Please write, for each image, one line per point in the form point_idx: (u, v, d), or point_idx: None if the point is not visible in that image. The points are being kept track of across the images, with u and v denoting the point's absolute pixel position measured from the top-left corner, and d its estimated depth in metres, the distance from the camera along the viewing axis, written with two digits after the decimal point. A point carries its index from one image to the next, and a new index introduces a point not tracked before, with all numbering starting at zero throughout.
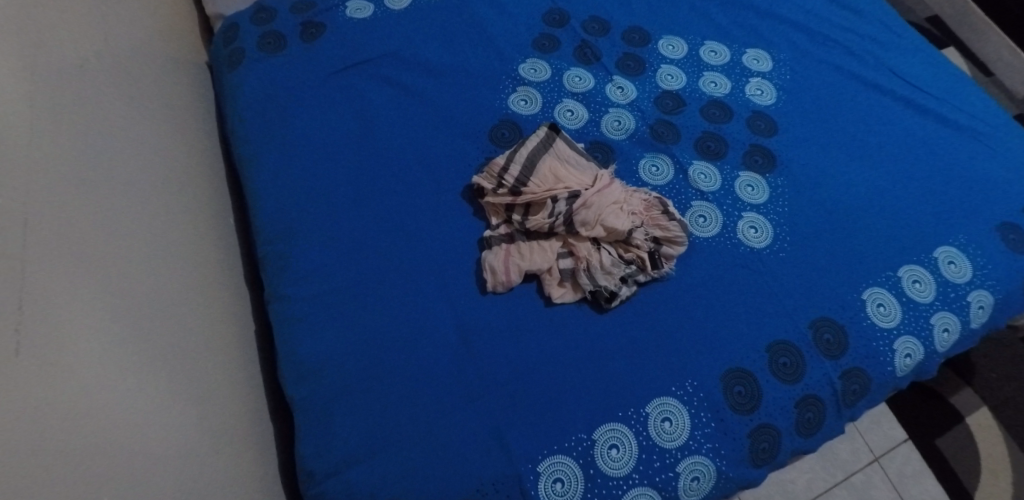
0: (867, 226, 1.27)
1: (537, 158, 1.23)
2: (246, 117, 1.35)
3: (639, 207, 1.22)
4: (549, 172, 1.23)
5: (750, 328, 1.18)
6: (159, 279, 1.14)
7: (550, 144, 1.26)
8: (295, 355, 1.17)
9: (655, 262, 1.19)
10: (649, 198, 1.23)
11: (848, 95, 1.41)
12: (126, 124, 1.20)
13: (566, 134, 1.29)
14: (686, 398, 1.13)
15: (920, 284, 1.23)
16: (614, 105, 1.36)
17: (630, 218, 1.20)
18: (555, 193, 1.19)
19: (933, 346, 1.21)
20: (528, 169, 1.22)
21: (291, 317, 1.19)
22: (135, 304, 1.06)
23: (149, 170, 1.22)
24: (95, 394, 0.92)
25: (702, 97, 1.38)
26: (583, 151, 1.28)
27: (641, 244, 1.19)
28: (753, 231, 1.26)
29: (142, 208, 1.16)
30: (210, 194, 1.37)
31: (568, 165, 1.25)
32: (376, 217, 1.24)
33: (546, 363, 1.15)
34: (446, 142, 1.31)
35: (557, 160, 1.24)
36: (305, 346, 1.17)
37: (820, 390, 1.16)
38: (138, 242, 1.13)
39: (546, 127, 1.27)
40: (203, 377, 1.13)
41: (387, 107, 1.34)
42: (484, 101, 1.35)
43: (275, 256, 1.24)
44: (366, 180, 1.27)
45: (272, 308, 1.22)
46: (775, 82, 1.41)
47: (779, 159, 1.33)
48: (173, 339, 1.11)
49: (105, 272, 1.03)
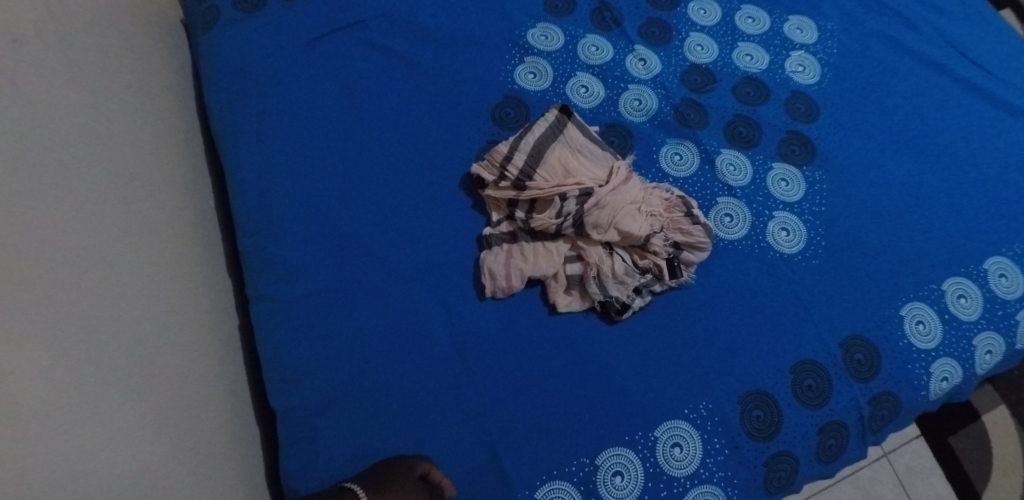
0: (911, 232, 1.14)
1: (545, 148, 1.10)
2: (221, 82, 1.19)
3: (659, 207, 1.08)
4: (558, 163, 1.09)
5: (774, 345, 1.08)
6: (126, 276, 1.03)
7: (560, 130, 1.11)
8: (276, 360, 1.06)
9: (675, 271, 1.07)
10: (670, 196, 1.09)
11: (902, 74, 1.25)
12: (81, 99, 1.06)
13: (578, 116, 1.14)
14: (699, 422, 1.04)
15: (966, 300, 1.11)
16: (634, 80, 1.20)
17: (649, 221, 1.06)
18: (565, 190, 1.06)
19: (974, 369, 1.10)
20: (535, 160, 1.09)
21: (272, 318, 1.08)
22: (100, 310, 0.96)
23: (111, 150, 1.09)
24: (57, 424, 0.82)
25: (736, 73, 1.22)
26: (598, 138, 1.13)
27: (660, 250, 1.07)
28: (784, 233, 1.13)
29: (103, 196, 1.04)
30: (183, 169, 1.24)
31: (580, 155, 1.11)
32: (364, 208, 1.12)
33: (547, 379, 1.05)
34: (443, 123, 1.17)
35: (567, 148, 1.11)
36: (286, 350, 1.06)
37: (846, 416, 1.06)
38: (100, 235, 1.01)
39: (557, 108, 1.13)
40: (179, 384, 1.04)
41: (378, 81, 1.19)
42: (487, 74, 1.19)
43: (252, 247, 1.11)
44: (353, 164, 1.14)
45: (253, 308, 1.10)
46: (819, 57, 1.25)
47: (819, 149, 1.18)
48: (144, 344, 1.01)
49: (63, 277, 0.92)
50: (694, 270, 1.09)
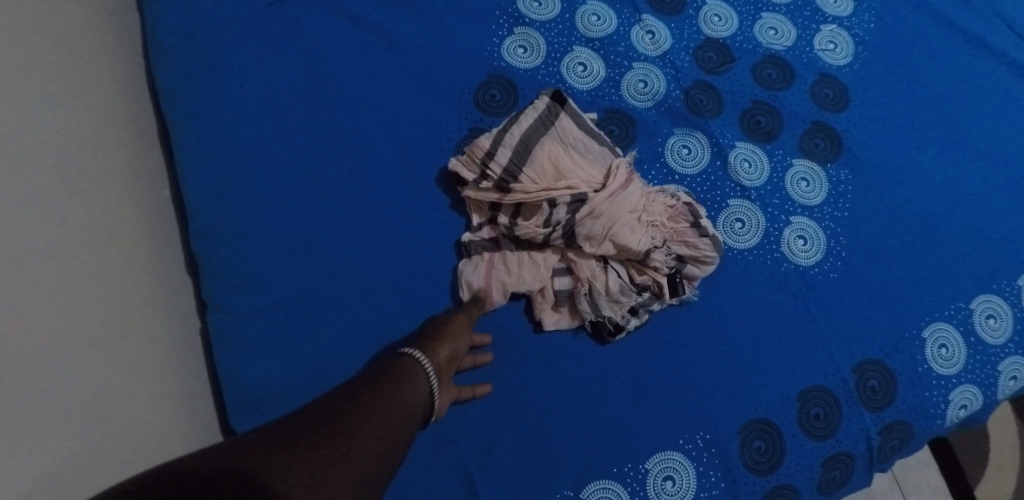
0: (942, 243, 1.03)
1: (533, 142, 0.97)
2: (173, 44, 1.02)
3: (662, 215, 0.96)
4: (547, 161, 0.96)
5: (781, 369, 0.98)
6: (113, 261, 0.87)
7: (552, 121, 0.98)
8: (238, 380, 0.91)
9: (676, 288, 0.96)
10: (675, 203, 0.97)
11: (944, 55, 1.10)
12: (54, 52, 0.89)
13: (573, 104, 1.00)
14: (694, 454, 0.95)
15: (995, 320, 1.01)
16: (640, 58, 1.05)
17: (650, 233, 0.95)
18: (555, 195, 0.94)
19: (996, 396, 1.01)
20: (521, 157, 0.96)
21: (228, 333, 0.93)
22: (98, 307, 0.81)
23: (81, 111, 0.91)
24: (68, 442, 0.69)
25: (757, 50, 1.07)
26: (594, 129, 0.99)
27: (660, 264, 0.96)
28: (801, 242, 1.01)
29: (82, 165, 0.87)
30: (144, 134, 1.06)
31: (573, 152, 0.98)
32: (330, 205, 0.98)
33: (529, 404, 0.95)
34: (420, 106, 1.02)
35: (559, 143, 0.97)
36: (246, 370, 0.92)
37: (854, 448, 0.97)
38: (84, 218, 0.85)
39: (548, 95, 0.99)
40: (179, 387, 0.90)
41: (347, 54, 1.03)
42: (472, 49, 1.04)
43: (207, 249, 0.95)
44: (319, 153, 0.99)
45: (211, 320, 0.94)
46: (853, 32, 1.10)
47: (845, 143, 1.05)
48: (140, 342, 0.87)
49: (53, 269, 0.77)
50: (697, 285, 0.98)
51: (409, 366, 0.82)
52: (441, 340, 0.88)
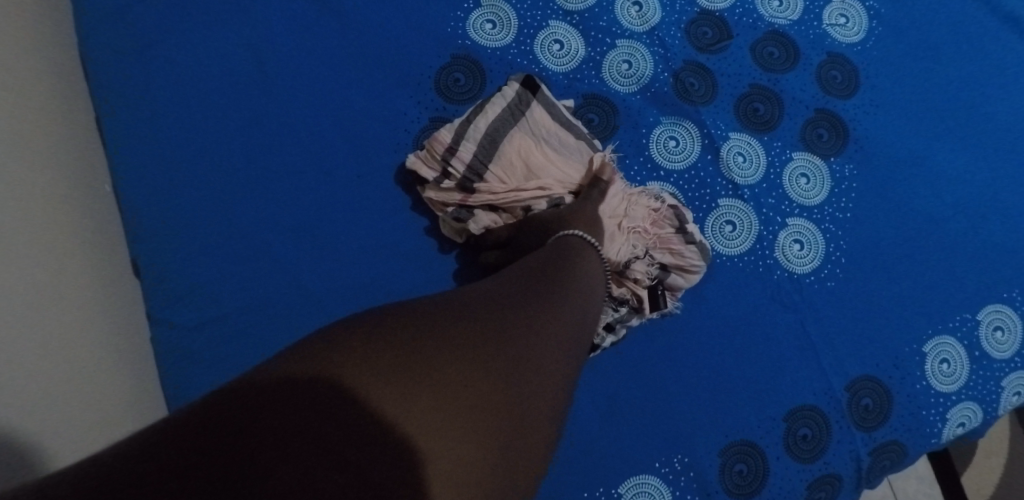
0: (952, 246, 0.93)
1: (501, 136, 0.86)
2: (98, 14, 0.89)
3: (645, 221, 0.87)
4: (517, 156, 0.87)
5: (766, 385, 0.90)
6: (66, 253, 0.77)
7: (522, 111, 0.87)
8: (183, 400, 0.82)
9: (657, 303, 0.87)
10: (660, 206, 0.88)
11: (966, 31, 0.97)
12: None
13: (546, 89, 0.89)
14: (670, 477, 0.88)
15: (1002, 333, 0.93)
16: (624, 34, 0.93)
17: (631, 241, 0.86)
18: (529, 201, 0.86)
19: (998, 412, 0.93)
20: (487, 152, 0.86)
21: (169, 348, 0.83)
22: (55, 303, 0.72)
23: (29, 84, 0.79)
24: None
25: (757, 24, 0.95)
26: (571, 118, 0.89)
27: (641, 275, 0.87)
28: (797, 247, 0.91)
29: (21, 147, 0.75)
30: None
31: (546, 145, 0.88)
32: (274, 203, 0.87)
33: None
34: (374, 90, 0.90)
35: (531, 137, 0.87)
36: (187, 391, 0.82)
37: (844, 471, 0.90)
38: (33, 205, 0.74)
39: (519, 81, 0.87)
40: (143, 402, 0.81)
41: (293, 28, 0.91)
42: (434, 26, 0.91)
43: (143, 256, 0.85)
44: (262, 144, 0.88)
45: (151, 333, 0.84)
46: (867, 3, 0.97)
47: (852, 133, 0.94)
48: (98, 341, 0.77)
49: (11, 267, 0.67)
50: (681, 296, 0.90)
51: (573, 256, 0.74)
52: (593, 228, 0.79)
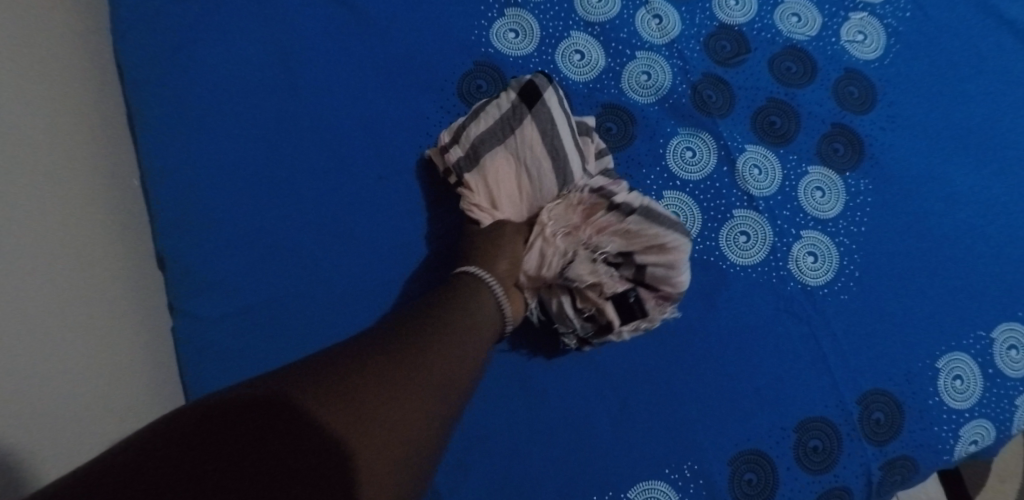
0: (966, 263, 0.93)
1: (485, 149, 0.87)
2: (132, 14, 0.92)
3: (574, 216, 0.85)
4: (494, 173, 0.87)
5: (778, 395, 0.90)
6: (88, 249, 0.80)
7: (513, 126, 0.87)
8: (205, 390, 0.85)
9: (631, 309, 0.86)
10: (583, 196, 0.86)
11: (983, 50, 0.99)
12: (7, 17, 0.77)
13: (556, 110, 0.87)
14: (680, 484, 0.88)
15: (1016, 352, 0.93)
16: (644, 46, 0.95)
17: (570, 243, 0.85)
18: (476, 216, 0.87)
19: (1011, 431, 0.93)
20: (469, 160, 0.87)
21: (190, 341, 0.86)
22: (70, 297, 0.76)
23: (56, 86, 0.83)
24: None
25: (776, 39, 0.97)
26: (560, 141, 0.87)
27: (606, 279, 0.86)
28: (811, 259, 0.92)
29: (56, 147, 0.79)
30: None
31: (525, 168, 0.88)
32: (298, 202, 0.89)
33: (505, 426, 0.88)
34: (399, 95, 0.93)
35: (513, 157, 0.88)
36: (209, 383, 0.85)
37: (854, 484, 0.90)
38: (60, 200, 0.78)
39: (518, 94, 0.88)
40: (158, 391, 0.83)
41: (319, 32, 0.93)
42: (458, 33, 0.94)
43: (166, 250, 0.88)
44: (286, 144, 0.90)
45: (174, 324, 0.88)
46: (886, 21, 0.98)
47: (868, 149, 0.95)
48: (114, 336, 0.81)
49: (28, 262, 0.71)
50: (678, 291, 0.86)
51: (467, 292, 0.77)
52: (494, 253, 0.82)
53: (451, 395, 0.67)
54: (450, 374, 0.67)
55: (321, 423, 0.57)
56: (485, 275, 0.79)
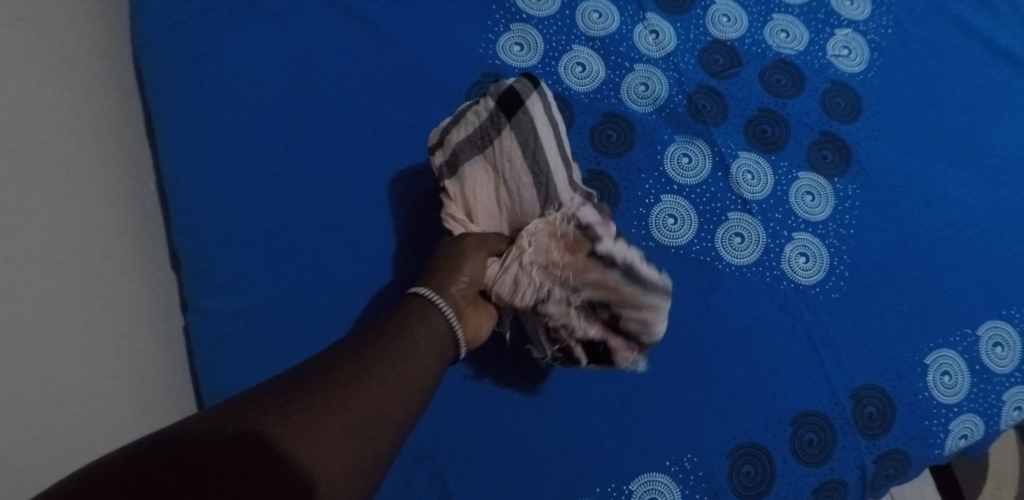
0: (951, 263, 0.98)
1: (461, 158, 0.84)
2: (157, 29, 0.97)
3: (554, 250, 0.80)
4: (469, 186, 0.84)
5: (773, 390, 0.94)
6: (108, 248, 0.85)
7: (489, 137, 0.82)
8: (221, 382, 0.88)
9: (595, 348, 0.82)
10: (568, 230, 0.80)
11: (962, 64, 1.05)
12: (32, 28, 0.83)
13: (540, 120, 0.82)
14: (680, 476, 0.91)
15: (1002, 348, 0.97)
16: (642, 59, 1.01)
17: (544, 277, 0.80)
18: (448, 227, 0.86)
19: (999, 426, 0.96)
20: (448, 169, 0.85)
21: (204, 336, 0.90)
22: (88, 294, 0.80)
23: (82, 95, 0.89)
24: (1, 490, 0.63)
25: (766, 53, 1.02)
26: (539, 158, 0.81)
27: (575, 321, 0.81)
28: (803, 260, 0.97)
29: (79, 153, 0.85)
30: None
31: (501, 181, 0.83)
32: (313, 204, 0.94)
33: (512, 419, 0.91)
34: (410, 104, 0.98)
35: (489, 170, 0.83)
36: (224, 376, 0.88)
37: (848, 477, 0.93)
38: (80, 202, 0.84)
39: (495, 100, 0.82)
40: (172, 385, 0.87)
41: (335, 45, 0.99)
42: (466, 47, 1.00)
43: (184, 248, 0.92)
44: (302, 150, 0.95)
45: (188, 321, 0.91)
46: (869, 37, 1.05)
47: (855, 156, 1.00)
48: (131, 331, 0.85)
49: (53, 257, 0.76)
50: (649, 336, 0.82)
51: (419, 314, 0.72)
52: (452, 273, 0.78)
53: (407, 408, 0.65)
54: (397, 401, 0.64)
55: (276, 443, 0.55)
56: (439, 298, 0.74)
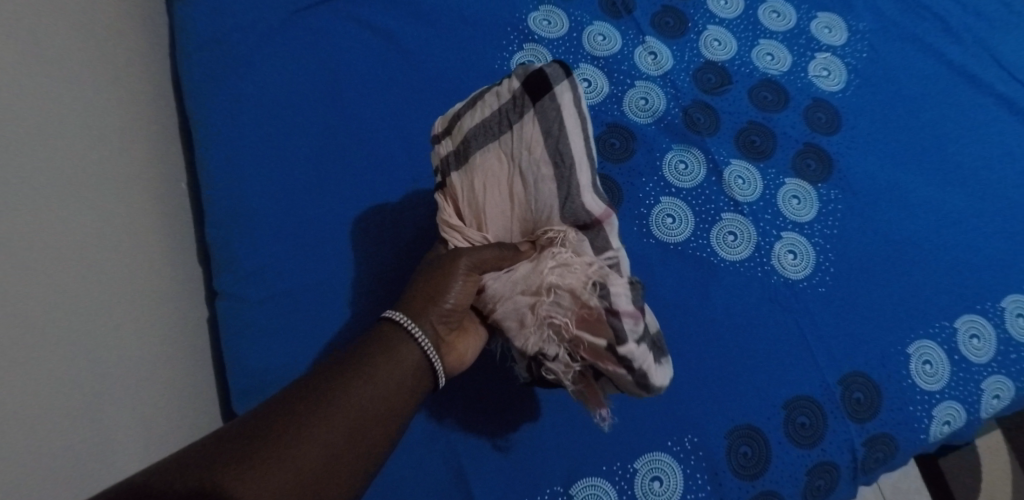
0: (927, 262, 1.06)
1: (477, 144, 0.86)
2: (202, 46, 1.09)
3: (569, 313, 0.79)
4: (483, 176, 0.86)
5: (767, 375, 1.00)
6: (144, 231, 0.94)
7: (508, 123, 0.84)
8: (250, 357, 0.95)
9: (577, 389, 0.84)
10: (591, 304, 0.78)
11: (931, 84, 1.16)
12: (87, 38, 0.95)
13: (567, 109, 0.81)
14: (682, 456, 0.96)
15: (978, 340, 1.04)
16: (642, 77, 1.12)
17: (548, 333, 0.80)
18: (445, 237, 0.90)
19: (979, 414, 1.03)
20: (461, 156, 0.88)
21: (233, 318, 0.97)
22: (120, 266, 0.89)
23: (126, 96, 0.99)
24: (51, 429, 0.70)
25: (754, 73, 1.14)
26: (558, 150, 0.81)
27: (563, 376, 0.82)
28: (791, 256, 1.05)
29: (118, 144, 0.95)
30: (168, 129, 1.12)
31: (515, 171, 0.84)
32: (339, 197, 1.02)
33: (524, 399, 0.98)
34: (431, 112, 1.08)
35: (505, 156, 0.85)
36: (253, 354, 0.95)
37: (839, 458, 0.99)
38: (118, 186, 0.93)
39: (519, 83, 0.83)
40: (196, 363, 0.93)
41: (365, 59, 1.10)
42: (483, 64, 1.11)
43: (217, 238, 1.00)
44: (331, 150, 1.04)
45: (218, 306, 0.99)
46: (846, 60, 1.16)
47: (836, 164, 1.10)
48: (158, 306, 0.93)
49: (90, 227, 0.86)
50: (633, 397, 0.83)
51: (384, 348, 0.74)
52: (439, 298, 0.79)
53: (364, 445, 0.69)
54: (350, 437, 0.68)
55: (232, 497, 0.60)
56: (414, 328, 0.76)
